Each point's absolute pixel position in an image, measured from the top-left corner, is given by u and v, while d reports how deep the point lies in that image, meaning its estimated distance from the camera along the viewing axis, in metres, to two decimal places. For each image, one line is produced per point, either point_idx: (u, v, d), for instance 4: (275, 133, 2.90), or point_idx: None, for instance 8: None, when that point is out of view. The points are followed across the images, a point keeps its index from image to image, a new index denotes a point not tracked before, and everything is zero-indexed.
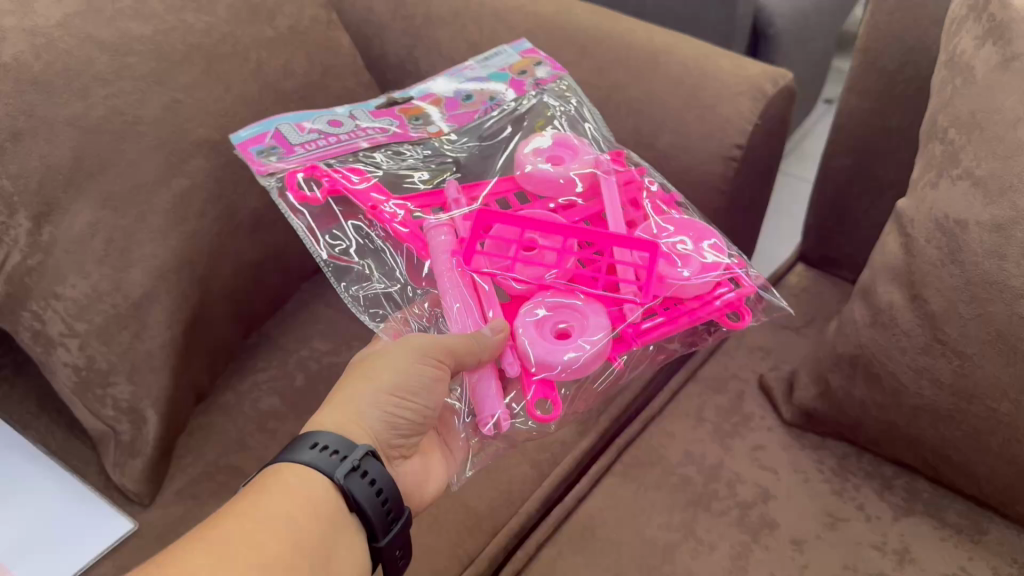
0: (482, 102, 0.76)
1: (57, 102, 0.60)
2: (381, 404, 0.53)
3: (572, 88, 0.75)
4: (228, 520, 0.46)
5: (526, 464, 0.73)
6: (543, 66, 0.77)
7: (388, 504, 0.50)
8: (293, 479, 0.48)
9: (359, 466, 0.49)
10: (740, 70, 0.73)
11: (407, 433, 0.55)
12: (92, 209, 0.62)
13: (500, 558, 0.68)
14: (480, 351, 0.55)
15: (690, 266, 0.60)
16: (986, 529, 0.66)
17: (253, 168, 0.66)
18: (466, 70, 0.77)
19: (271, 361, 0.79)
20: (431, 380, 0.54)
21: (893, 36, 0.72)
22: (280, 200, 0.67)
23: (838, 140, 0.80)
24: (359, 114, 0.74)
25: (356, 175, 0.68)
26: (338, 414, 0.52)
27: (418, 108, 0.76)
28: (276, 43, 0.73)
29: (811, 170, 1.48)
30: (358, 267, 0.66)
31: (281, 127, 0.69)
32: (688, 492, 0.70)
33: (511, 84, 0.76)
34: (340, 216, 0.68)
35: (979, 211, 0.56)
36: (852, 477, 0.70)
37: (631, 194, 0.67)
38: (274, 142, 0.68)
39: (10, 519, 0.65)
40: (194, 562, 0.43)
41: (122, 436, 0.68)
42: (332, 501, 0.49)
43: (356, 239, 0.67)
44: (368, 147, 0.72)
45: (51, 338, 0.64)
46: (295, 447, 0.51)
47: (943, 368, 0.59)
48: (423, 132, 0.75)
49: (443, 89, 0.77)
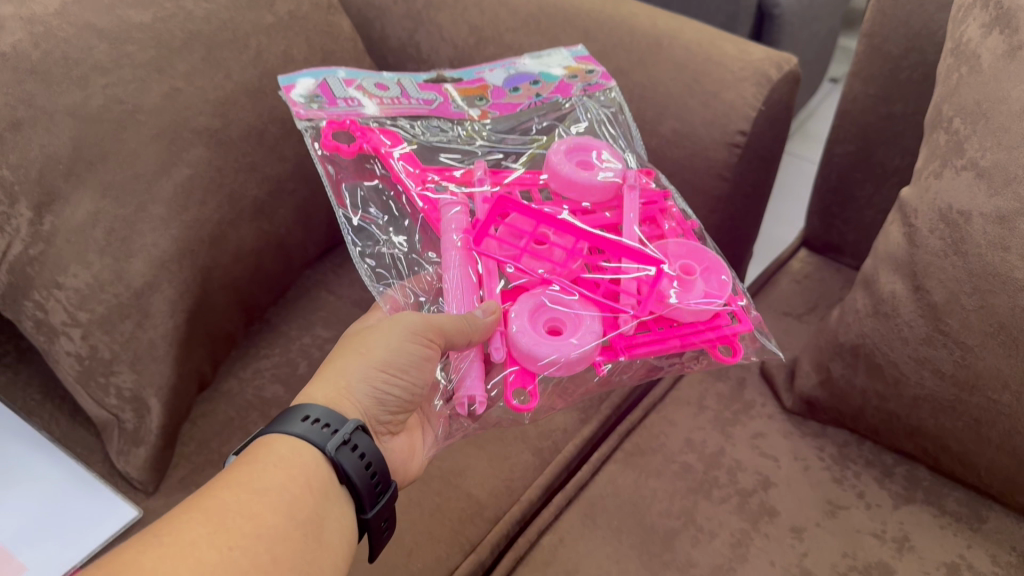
0: (528, 97, 0.74)
1: (56, 91, 0.60)
2: (370, 380, 0.53)
3: (620, 102, 0.74)
4: (222, 490, 0.46)
5: (528, 452, 0.74)
6: (597, 73, 0.75)
7: (376, 477, 0.51)
8: (285, 452, 0.48)
9: (349, 440, 0.50)
10: (744, 55, 0.73)
11: (395, 411, 0.55)
12: (93, 198, 0.62)
13: (502, 544, 0.68)
14: (471, 333, 0.54)
15: (696, 291, 0.59)
16: (985, 517, 0.66)
17: (292, 109, 0.67)
18: (519, 62, 0.75)
19: (274, 348, 0.79)
20: (420, 358, 0.54)
21: (899, 21, 0.71)
22: (312, 147, 0.66)
23: (843, 126, 0.79)
24: (406, 83, 0.73)
25: (389, 139, 0.69)
26: (328, 387, 0.52)
27: (467, 89, 0.74)
28: (276, 28, 0.72)
29: (815, 151, 1.46)
30: (373, 227, 0.66)
31: (327, 79, 0.70)
32: (689, 480, 0.70)
33: (560, 86, 0.74)
34: (364, 175, 0.68)
35: (983, 202, 0.56)
36: (852, 465, 0.70)
37: (654, 212, 0.66)
38: (318, 91, 0.69)
39: (16, 506, 0.66)
40: (190, 530, 0.43)
41: (125, 425, 0.68)
42: (322, 475, 0.49)
43: (373, 200, 0.67)
44: (404, 116, 0.72)
45: (53, 327, 0.64)
46: (286, 418, 0.51)
47: (943, 358, 0.59)
48: (463, 114, 0.73)
49: (495, 78, 0.75)
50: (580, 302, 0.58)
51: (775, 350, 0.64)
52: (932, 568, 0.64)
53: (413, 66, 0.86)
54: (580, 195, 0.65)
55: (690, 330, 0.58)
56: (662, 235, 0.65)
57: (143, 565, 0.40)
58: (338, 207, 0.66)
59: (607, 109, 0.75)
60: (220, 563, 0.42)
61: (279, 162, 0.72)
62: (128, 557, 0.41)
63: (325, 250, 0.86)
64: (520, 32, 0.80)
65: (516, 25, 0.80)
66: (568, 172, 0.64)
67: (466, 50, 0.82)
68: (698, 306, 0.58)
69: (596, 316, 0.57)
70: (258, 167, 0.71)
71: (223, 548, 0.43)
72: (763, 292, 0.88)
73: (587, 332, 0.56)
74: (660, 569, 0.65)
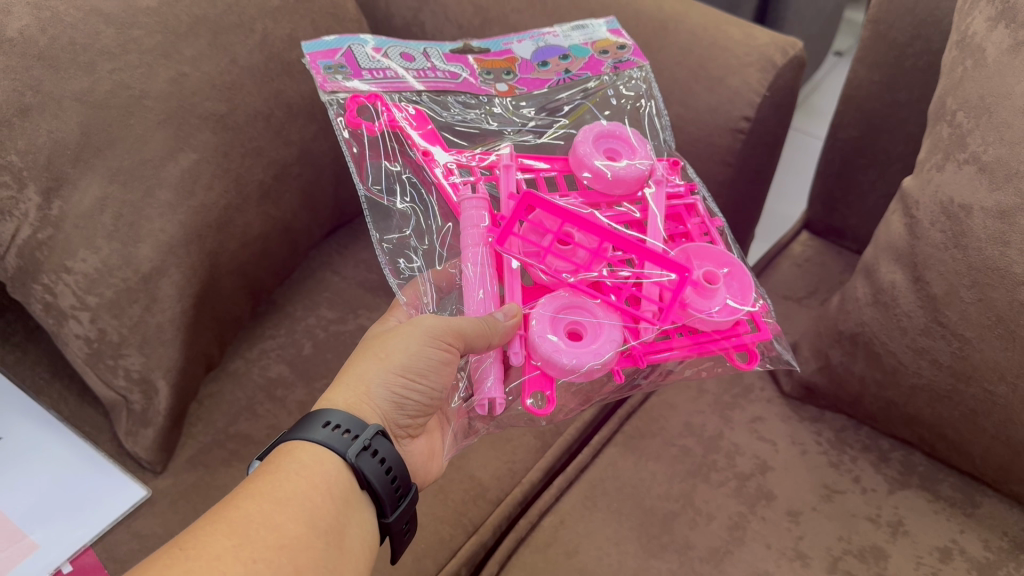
0: (557, 72, 0.72)
1: (63, 77, 0.60)
2: (389, 385, 0.54)
3: (649, 81, 0.73)
4: (246, 500, 0.47)
5: (530, 434, 0.75)
6: (628, 50, 0.73)
7: (396, 481, 0.52)
8: (308, 460, 0.50)
9: (369, 445, 0.51)
10: (750, 39, 0.72)
11: (413, 413, 0.57)
12: (101, 183, 0.62)
13: (504, 524, 0.70)
14: (490, 335, 0.54)
15: (718, 299, 0.59)
16: (979, 503, 0.68)
17: (317, 80, 0.67)
18: (548, 34, 0.74)
19: (279, 329, 0.80)
20: (439, 362, 0.55)
21: (905, 8, 0.71)
22: (336, 119, 0.66)
23: (846, 111, 0.79)
24: (432, 53, 0.72)
25: (416, 120, 0.67)
26: (348, 391, 0.54)
27: (494, 61, 0.72)
28: (281, 12, 0.72)
29: (821, 127, 1.46)
30: (396, 211, 0.65)
31: (353, 50, 0.69)
32: (688, 463, 0.71)
33: (590, 62, 0.72)
34: (388, 155, 0.67)
35: (984, 196, 0.56)
36: (849, 450, 0.72)
37: (679, 208, 0.66)
38: (343, 60, 0.68)
39: (28, 486, 0.67)
40: (214, 542, 0.44)
41: (133, 406, 0.69)
42: (343, 481, 0.50)
43: (395, 183, 0.66)
44: (433, 92, 0.70)
45: (62, 310, 0.65)
46: (308, 423, 0.52)
47: (942, 349, 0.60)
48: (490, 90, 0.71)
49: (524, 53, 0.73)
50: (598, 306, 0.58)
51: (789, 358, 0.66)
52: (925, 552, 0.65)
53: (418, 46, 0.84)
54: (612, 187, 0.64)
55: (709, 339, 0.59)
56: (686, 234, 0.65)
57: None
58: (359, 185, 0.65)
59: (635, 86, 0.72)
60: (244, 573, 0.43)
61: (285, 146, 0.73)
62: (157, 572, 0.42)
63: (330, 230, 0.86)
64: (525, 14, 0.78)
65: (522, 6, 0.79)
66: (594, 164, 0.63)
67: (470, 30, 0.80)
68: (718, 317, 0.58)
69: (617, 323, 0.58)
70: (264, 152, 0.71)
71: (248, 558, 0.44)
72: (763, 275, 0.89)
73: (609, 340, 0.57)
74: (659, 551, 0.66)
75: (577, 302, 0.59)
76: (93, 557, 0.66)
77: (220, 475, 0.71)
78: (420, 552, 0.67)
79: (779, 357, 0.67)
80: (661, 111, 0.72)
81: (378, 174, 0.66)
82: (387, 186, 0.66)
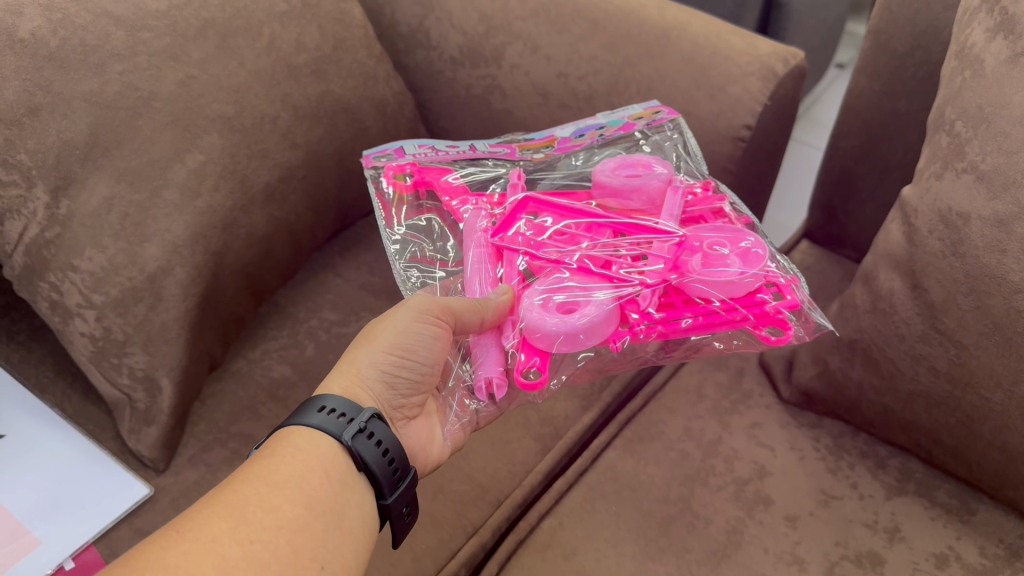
0: (592, 139, 0.73)
1: (73, 78, 0.61)
2: (379, 364, 0.55)
3: (685, 137, 0.73)
4: (243, 484, 0.48)
5: (530, 437, 0.76)
6: (662, 113, 0.72)
7: (395, 464, 0.52)
8: (303, 444, 0.50)
9: (365, 428, 0.51)
10: (752, 48, 0.72)
11: (408, 393, 0.57)
12: (109, 183, 0.63)
13: (504, 526, 0.70)
14: (482, 312, 0.57)
15: (723, 265, 0.59)
16: (975, 510, 0.68)
17: (363, 163, 0.73)
18: (591, 117, 0.74)
19: (282, 330, 0.81)
20: (430, 338, 0.56)
21: (904, 20, 0.71)
22: (373, 187, 0.71)
23: (847, 121, 0.80)
24: (478, 145, 0.74)
25: (446, 174, 0.71)
26: (342, 376, 0.55)
27: (536, 142, 0.74)
28: (289, 16, 0.73)
29: (822, 137, 1.47)
30: (427, 250, 0.68)
31: (402, 143, 0.74)
32: (687, 467, 0.72)
33: (624, 126, 0.72)
34: (423, 211, 0.70)
35: (981, 205, 0.57)
36: (847, 457, 0.72)
37: (704, 211, 0.67)
38: (391, 152, 0.73)
39: (32, 483, 0.68)
40: (212, 525, 0.45)
41: (138, 404, 0.70)
42: (340, 464, 0.51)
43: (428, 234, 0.69)
44: (474, 163, 0.73)
45: (68, 308, 0.66)
46: (304, 409, 0.53)
47: (940, 356, 0.61)
48: (526, 158, 0.73)
49: (563, 130, 0.74)
50: (596, 281, 0.60)
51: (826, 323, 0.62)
52: (921, 558, 0.65)
53: (422, 51, 0.85)
54: (624, 199, 0.66)
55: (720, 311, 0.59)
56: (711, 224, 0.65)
57: (168, 562, 0.42)
58: (387, 227, 0.68)
59: (667, 143, 0.73)
60: (240, 555, 0.44)
61: (291, 149, 0.73)
62: (154, 554, 0.43)
63: (334, 234, 0.87)
64: (529, 21, 0.78)
65: (526, 14, 0.78)
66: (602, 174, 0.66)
67: (476, 37, 0.81)
68: (721, 281, 0.58)
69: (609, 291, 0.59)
70: (270, 154, 0.72)
71: (245, 541, 0.45)
72: None
73: (598, 305, 0.58)
74: (657, 554, 0.66)
75: (576, 281, 0.60)
76: (95, 554, 0.66)
77: (222, 474, 0.71)
78: (420, 552, 0.67)
79: (818, 326, 0.63)
80: (693, 146, 0.72)
81: (413, 227, 0.69)
82: (419, 233, 0.69)
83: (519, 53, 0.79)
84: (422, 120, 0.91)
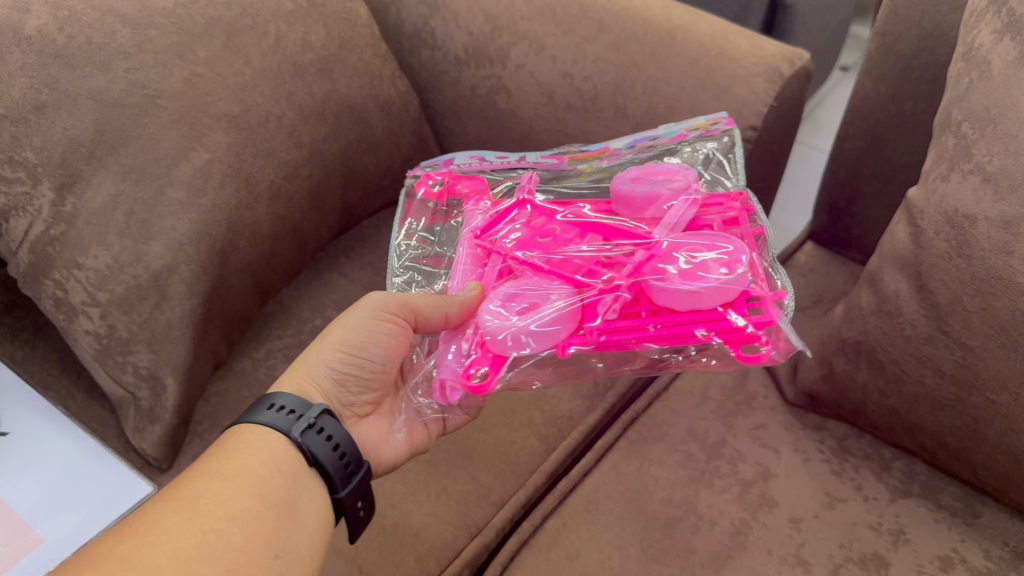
0: (640, 148, 0.70)
1: (79, 76, 0.62)
2: (329, 361, 0.58)
3: (733, 148, 0.68)
4: (197, 479, 0.49)
5: (535, 437, 0.76)
6: (721, 125, 0.68)
7: (347, 459, 0.53)
8: (253, 439, 0.52)
9: (314, 424, 0.53)
10: (757, 49, 0.72)
11: (359, 389, 0.60)
12: (114, 180, 0.64)
13: (507, 527, 0.70)
14: (445, 306, 0.58)
15: (691, 273, 0.56)
16: (980, 513, 0.67)
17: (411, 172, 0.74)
18: (651, 131, 0.71)
19: (286, 330, 0.81)
20: (382, 333, 0.58)
21: (911, 21, 0.71)
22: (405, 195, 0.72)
23: (853, 122, 0.80)
24: (529, 157, 0.73)
25: (471, 181, 0.70)
26: (295, 373, 0.58)
27: (590, 154, 0.72)
28: (295, 15, 0.73)
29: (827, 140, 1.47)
30: (432, 251, 0.68)
31: (457, 155, 0.74)
32: (691, 469, 0.72)
33: (676, 135, 0.69)
34: (447, 217, 0.70)
35: (989, 207, 0.56)
36: (851, 459, 0.72)
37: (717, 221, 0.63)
38: (440, 163, 0.74)
39: (35, 481, 0.68)
40: (164, 518, 0.46)
41: (142, 402, 0.70)
42: (290, 458, 0.52)
43: (441, 238, 0.69)
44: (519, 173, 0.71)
45: (73, 306, 0.67)
46: (256, 405, 0.55)
47: (945, 358, 0.61)
48: (572, 168, 0.71)
49: (618, 142, 0.72)
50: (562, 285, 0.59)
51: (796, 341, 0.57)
52: (926, 560, 0.65)
53: (427, 51, 0.85)
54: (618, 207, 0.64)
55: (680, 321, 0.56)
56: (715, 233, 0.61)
57: (120, 553, 0.43)
58: (400, 230, 0.70)
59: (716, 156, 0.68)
60: (192, 545, 0.45)
61: (296, 148, 0.73)
62: (107, 546, 0.44)
63: (339, 234, 0.87)
64: (535, 21, 0.78)
65: (532, 14, 0.78)
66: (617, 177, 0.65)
67: (481, 37, 0.81)
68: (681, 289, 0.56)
69: (569, 297, 0.58)
70: (276, 153, 0.72)
71: (197, 531, 0.45)
72: None
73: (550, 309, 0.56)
74: (660, 555, 0.66)
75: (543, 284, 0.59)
76: None
77: None
78: (424, 553, 0.67)
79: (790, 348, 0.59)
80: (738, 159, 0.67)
81: (429, 231, 0.69)
82: (433, 236, 0.69)
83: (524, 53, 0.79)
84: (428, 120, 0.91)
